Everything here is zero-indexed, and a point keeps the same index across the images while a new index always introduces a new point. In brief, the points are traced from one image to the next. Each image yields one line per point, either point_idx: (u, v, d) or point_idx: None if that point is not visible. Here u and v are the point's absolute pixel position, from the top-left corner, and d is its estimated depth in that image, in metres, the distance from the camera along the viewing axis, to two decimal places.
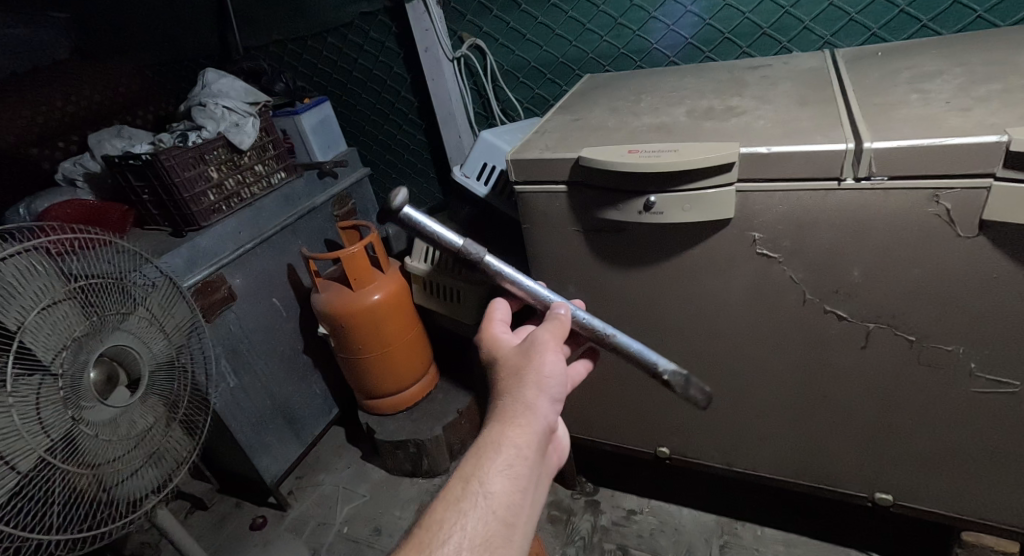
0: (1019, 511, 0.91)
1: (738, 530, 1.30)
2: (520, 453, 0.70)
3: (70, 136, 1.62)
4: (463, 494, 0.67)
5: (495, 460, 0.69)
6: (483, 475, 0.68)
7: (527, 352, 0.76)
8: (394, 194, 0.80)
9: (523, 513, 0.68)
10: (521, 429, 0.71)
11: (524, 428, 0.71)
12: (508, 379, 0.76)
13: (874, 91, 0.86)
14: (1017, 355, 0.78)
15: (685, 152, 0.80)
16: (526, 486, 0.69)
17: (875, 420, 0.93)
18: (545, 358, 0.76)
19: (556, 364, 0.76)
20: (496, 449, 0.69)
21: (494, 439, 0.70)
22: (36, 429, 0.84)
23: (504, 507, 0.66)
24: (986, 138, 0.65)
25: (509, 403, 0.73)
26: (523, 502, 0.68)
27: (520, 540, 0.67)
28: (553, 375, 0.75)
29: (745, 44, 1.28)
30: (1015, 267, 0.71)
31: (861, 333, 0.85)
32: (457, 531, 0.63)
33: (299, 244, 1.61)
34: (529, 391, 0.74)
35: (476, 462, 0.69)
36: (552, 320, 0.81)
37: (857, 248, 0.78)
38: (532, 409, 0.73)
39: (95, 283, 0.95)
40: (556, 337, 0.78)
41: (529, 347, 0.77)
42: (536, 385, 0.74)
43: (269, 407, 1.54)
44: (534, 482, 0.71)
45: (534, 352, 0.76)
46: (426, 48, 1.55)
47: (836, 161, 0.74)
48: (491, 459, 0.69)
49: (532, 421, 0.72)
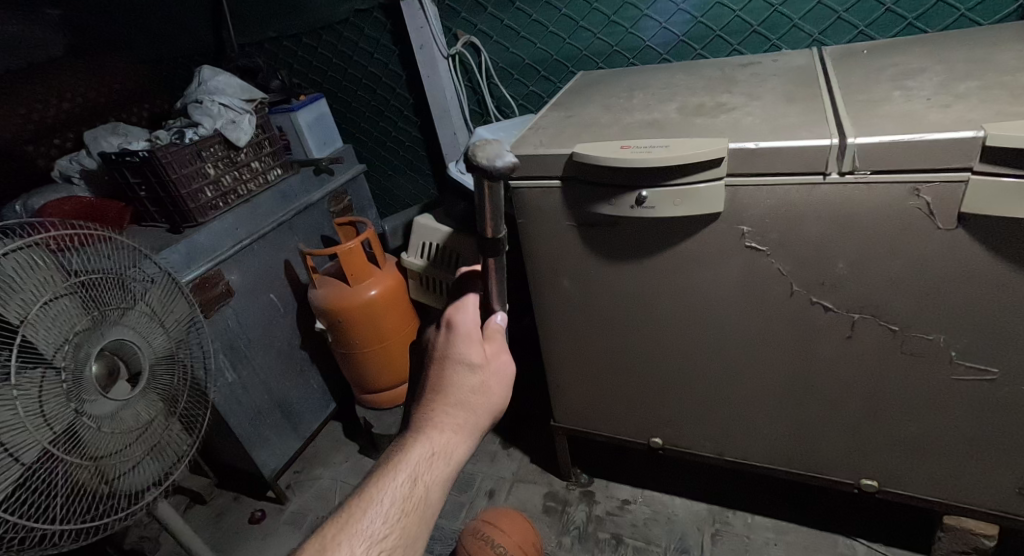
0: (998, 494, 0.94)
1: (729, 518, 1.33)
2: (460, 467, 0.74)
3: (66, 134, 1.63)
4: (404, 490, 0.70)
5: (439, 474, 0.72)
6: (426, 483, 0.71)
7: (487, 381, 0.76)
8: (506, 162, 0.66)
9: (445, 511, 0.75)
10: (468, 446, 0.74)
11: (470, 444, 0.74)
12: (473, 395, 0.75)
13: (860, 89, 0.88)
14: (995, 343, 0.80)
15: (676, 147, 0.82)
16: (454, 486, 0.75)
17: (861, 408, 0.95)
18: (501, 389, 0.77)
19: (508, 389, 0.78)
20: (443, 460, 0.72)
21: (444, 451, 0.72)
22: (40, 421, 0.85)
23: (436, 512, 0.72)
24: (963, 134, 0.68)
25: (465, 417, 0.74)
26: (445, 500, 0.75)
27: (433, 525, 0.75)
28: (506, 400, 0.78)
29: (735, 42, 1.30)
30: (991, 258, 0.74)
31: (846, 324, 0.88)
32: (394, 535, 0.67)
33: (296, 240, 1.63)
34: (483, 415, 0.76)
35: (422, 466, 0.71)
36: (497, 333, 0.79)
37: (843, 240, 0.81)
38: (481, 427, 0.76)
39: (95, 279, 0.96)
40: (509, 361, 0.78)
41: (496, 368, 0.77)
42: (491, 409, 0.76)
43: (266, 402, 1.56)
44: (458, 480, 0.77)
45: (499, 378, 0.77)
46: (421, 45, 1.56)
47: (821, 157, 0.76)
48: (436, 471, 0.72)
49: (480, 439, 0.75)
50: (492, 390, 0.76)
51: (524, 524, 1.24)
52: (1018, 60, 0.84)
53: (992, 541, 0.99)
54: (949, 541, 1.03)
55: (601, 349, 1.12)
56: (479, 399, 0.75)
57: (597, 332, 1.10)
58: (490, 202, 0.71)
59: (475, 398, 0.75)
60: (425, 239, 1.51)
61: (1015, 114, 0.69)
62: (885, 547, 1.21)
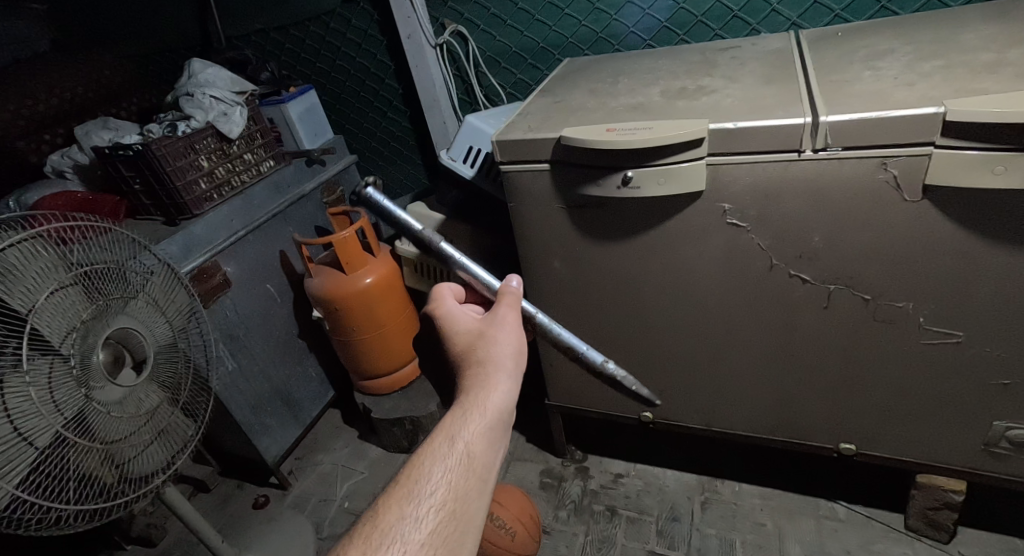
0: (967, 452, 1.00)
1: (717, 487, 1.38)
2: (504, 425, 0.74)
3: (56, 129, 1.60)
4: (448, 451, 0.69)
5: (479, 429, 0.71)
6: (467, 439, 0.70)
7: (490, 342, 0.77)
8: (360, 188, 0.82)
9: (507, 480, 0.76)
10: (496, 393, 0.73)
11: (498, 391, 0.74)
12: (484, 353, 0.76)
13: (833, 69, 0.93)
14: (961, 309, 0.85)
15: (659, 129, 0.86)
16: (494, 439, 0.72)
17: (839, 374, 1.01)
18: (499, 341, 0.77)
19: (517, 337, 0.78)
20: (480, 417, 0.71)
21: (475, 407, 0.72)
22: (51, 406, 0.87)
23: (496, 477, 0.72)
24: (925, 110, 0.72)
25: (486, 374, 0.75)
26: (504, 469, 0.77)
27: (483, 482, 0.70)
28: (521, 352, 0.78)
29: (716, 27, 1.34)
30: (955, 229, 0.79)
31: (823, 295, 0.92)
32: (443, 492, 0.66)
33: (291, 231, 1.65)
34: (510, 369, 0.76)
35: (459, 426, 0.71)
36: (510, 295, 0.82)
37: (816, 215, 0.85)
38: (508, 377, 0.75)
39: (96, 270, 0.97)
40: (504, 315, 0.80)
41: (499, 326, 0.78)
42: (511, 358, 0.77)
43: (266, 389, 1.59)
44: (498, 436, 0.72)
45: (506, 333, 0.78)
46: (409, 35, 1.58)
47: (795, 135, 0.81)
48: (475, 426, 0.71)
49: (514, 392, 0.75)
50: (505, 347, 0.77)
51: (521, 498, 1.29)
52: (980, 40, 0.88)
53: (960, 496, 1.06)
54: (923, 498, 1.11)
55: (593, 327, 1.16)
56: (504, 355, 0.76)
57: (589, 311, 1.14)
58: (385, 210, 0.81)
59: (493, 355, 0.76)
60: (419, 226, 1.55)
61: (976, 90, 0.74)
62: (865, 507, 1.27)
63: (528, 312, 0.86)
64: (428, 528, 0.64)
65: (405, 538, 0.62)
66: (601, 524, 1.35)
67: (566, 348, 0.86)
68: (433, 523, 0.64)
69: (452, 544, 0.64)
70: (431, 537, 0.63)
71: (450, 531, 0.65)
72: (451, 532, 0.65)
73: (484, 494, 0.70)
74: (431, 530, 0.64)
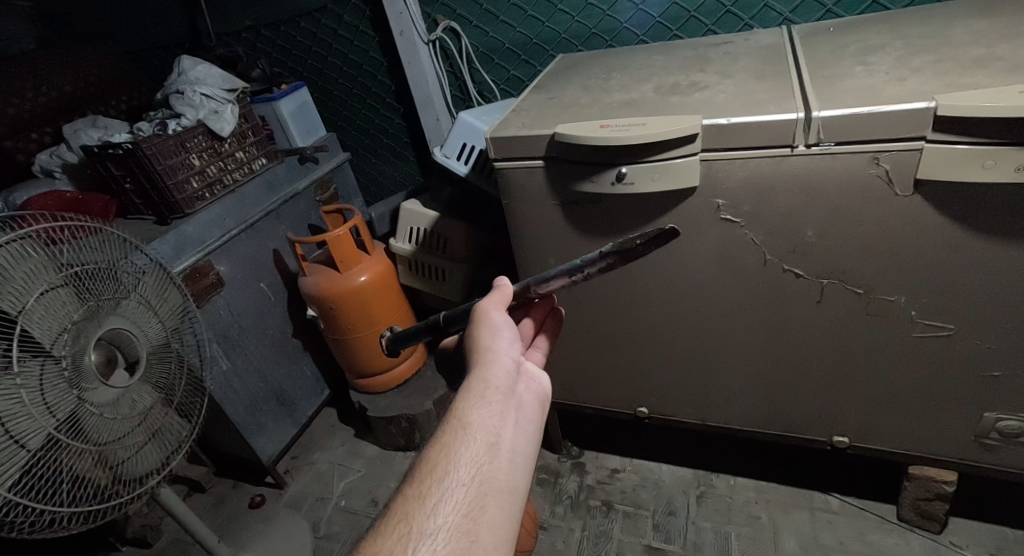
0: (957, 443, 1.01)
1: (713, 480, 1.39)
2: (504, 394, 0.73)
3: (43, 127, 1.58)
4: (446, 431, 0.69)
5: (471, 402, 0.71)
6: (462, 415, 0.70)
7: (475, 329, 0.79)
8: None
9: (537, 448, 0.72)
10: (485, 369, 0.75)
11: (487, 367, 0.75)
12: (470, 339, 0.79)
13: (825, 65, 0.93)
14: (952, 302, 0.86)
15: (652, 125, 0.86)
16: (491, 410, 0.71)
17: (832, 367, 1.01)
18: (483, 323, 0.78)
19: (502, 317, 0.79)
20: (473, 392, 0.73)
21: (467, 387, 0.74)
22: (42, 409, 0.87)
23: (514, 441, 0.70)
24: (917, 105, 0.73)
25: (476, 357, 0.77)
26: (533, 438, 0.73)
27: (490, 451, 0.68)
28: (510, 329, 0.79)
29: (709, 22, 1.34)
30: (946, 223, 0.79)
31: (816, 289, 0.93)
32: (445, 466, 0.66)
33: (284, 230, 1.64)
34: (493, 341, 0.77)
35: (456, 407, 0.72)
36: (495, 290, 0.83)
37: (809, 210, 0.86)
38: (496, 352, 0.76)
39: (88, 270, 0.96)
40: (488, 302, 0.81)
41: (475, 311, 0.80)
42: (497, 334, 0.78)
43: (261, 388, 1.58)
44: (496, 406, 0.71)
45: (477, 312, 0.79)
46: (401, 31, 1.57)
47: (788, 131, 0.81)
48: (467, 402, 0.72)
49: (506, 363, 0.76)
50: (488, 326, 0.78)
51: None
52: (970, 34, 0.89)
53: (951, 487, 1.08)
54: (915, 489, 1.13)
55: (589, 323, 1.17)
56: (482, 330, 0.78)
57: (584, 307, 1.14)
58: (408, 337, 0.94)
59: (474, 335, 0.78)
60: (413, 224, 1.55)
61: (965, 85, 0.74)
62: (857, 499, 1.29)
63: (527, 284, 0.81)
64: (435, 501, 0.63)
65: (414, 516, 0.62)
66: (598, 519, 1.36)
67: (567, 274, 0.73)
68: (437, 496, 0.63)
69: (467, 510, 0.62)
70: (440, 507, 0.62)
71: (462, 500, 0.63)
72: (462, 499, 0.63)
73: (495, 463, 0.67)
74: (440, 502, 0.63)
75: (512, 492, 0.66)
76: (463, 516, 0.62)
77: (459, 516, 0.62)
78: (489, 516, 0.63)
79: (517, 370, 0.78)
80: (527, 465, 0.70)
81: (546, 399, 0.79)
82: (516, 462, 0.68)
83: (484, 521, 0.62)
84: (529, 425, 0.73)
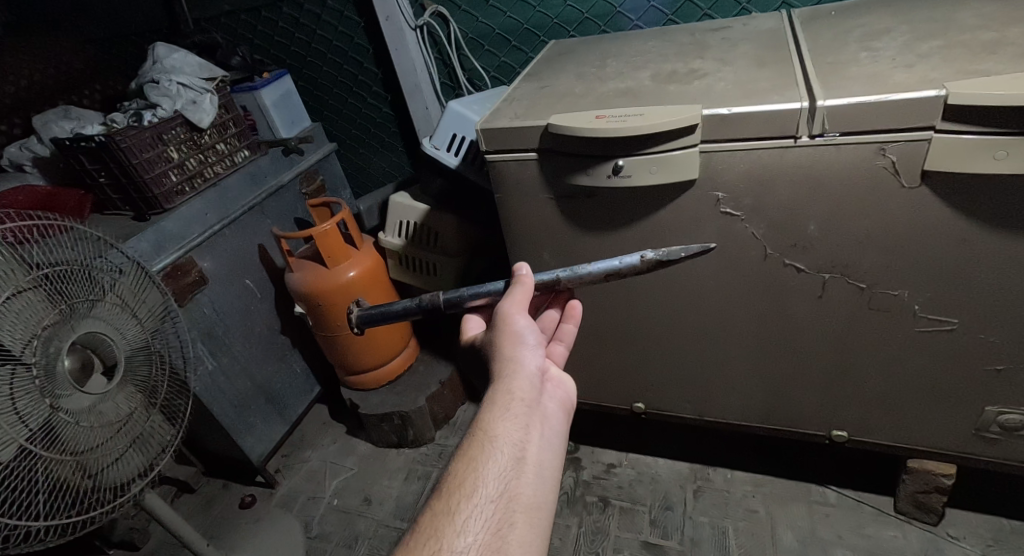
0: (958, 436, 1.00)
1: (709, 474, 1.38)
2: (530, 406, 0.73)
3: (12, 119, 1.50)
4: (472, 445, 0.69)
5: (497, 414, 0.71)
6: (489, 428, 0.70)
7: (498, 338, 0.78)
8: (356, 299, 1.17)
9: (563, 462, 0.72)
10: (508, 380, 0.75)
11: (511, 378, 0.75)
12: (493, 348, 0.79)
13: (829, 50, 0.89)
14: (958, 296, 0.84)
15: (650, 115, 0.82)
16: (516, 421, 0.71)
17: (833, 361, 0.99)
18: (507, 331, 0.78)
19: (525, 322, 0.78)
20: (499, 403, 0.73)
21: (493, 399, 0.73)
22: (13, 419, 0.82)
23: (539, 456, 0.70)
24: (926, 93, 0.70)
25: (499, 368, 0.77)
26: (558, 451, 0.73)
27: (518, 465, 0.67)
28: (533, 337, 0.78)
29: (705, 6, 1.30)
30: (952, 215, 0.77)
31: (818, 284, 0.91)
32: (472, 481, 0.65)
33: (269, 224, 1.59)
34: (516, 350, 0.77)
35: (481, 420, 0.72)
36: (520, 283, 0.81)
37: (812, 203, 0.83)
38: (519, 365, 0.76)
39: (59, 271, 0.91)
40: (519, 301, 0.79)
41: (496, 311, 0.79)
42: (520, 344, 0.77)
43: (249, 387, 1.54)
44: (522, 418, 0.72)
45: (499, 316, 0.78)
46: (387, 16, 1.51)
47: (792, 120, 0.77)
48: (492, 413, 0.72)
49: (530, 374, 0.76)
50: (513, 334, 0.77)
51: None
52: (977, 19, 0.85)
53: (950, 480, 1.07)
54: (914, 482, 1.12)
55: (586, 318, 1.14)
56: (503, 339, 0.78)
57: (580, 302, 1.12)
58: (389, 310, 0.97)
59: (499, 345, 0.78)
60: (403, 217, 1.50)
61: (975, 71, 0.71)
62: (855, 492, 1.28)
63: (552, 279, 0.83)
64: (466, 519, 0.62)
65: (443, 533, 0.61)
66: (594, 515, 1.35)
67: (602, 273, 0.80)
68: (467, 513, 0.62)
69: (496, 528, 0.61)
70: (469, 524, 0.61)
71: (491, 518, 0.62)
72: (490, 516, 0.62)
73: (523, 476, 0.67)
74: (468, 519, 0.62)
75: (540, 508, 0.66)
76: (491, 533, 0.61)
77: (488, 534, 0.61)
78: (519, 534, 0.62)
79: (541, 379, 0.78)
80: (554, 478, 0.70)
81: (570, 407, 0.80)
82: (542, 476, 0.68)
83: (514, 538, 0.61)
84: (554, 437, 0.74)
